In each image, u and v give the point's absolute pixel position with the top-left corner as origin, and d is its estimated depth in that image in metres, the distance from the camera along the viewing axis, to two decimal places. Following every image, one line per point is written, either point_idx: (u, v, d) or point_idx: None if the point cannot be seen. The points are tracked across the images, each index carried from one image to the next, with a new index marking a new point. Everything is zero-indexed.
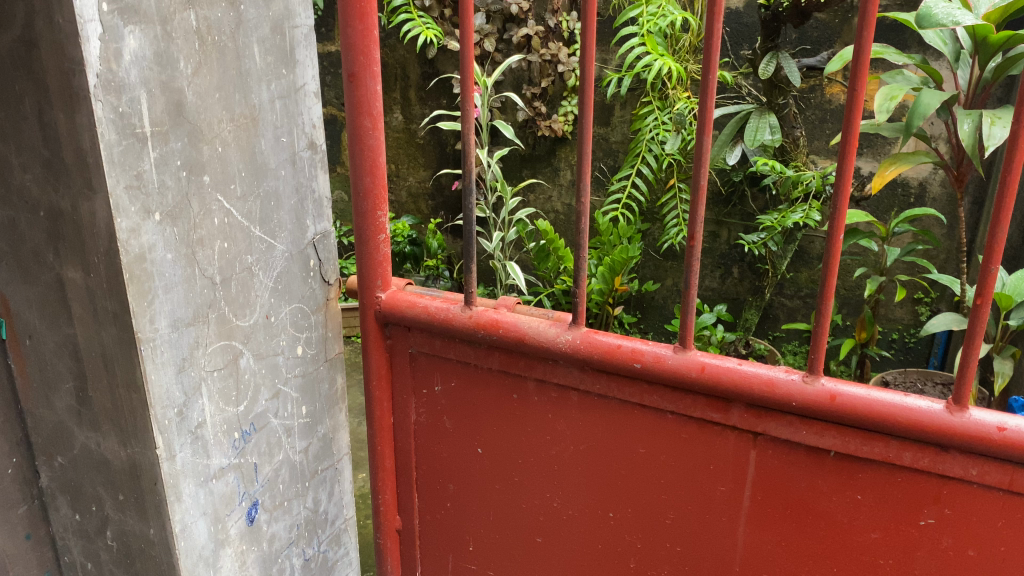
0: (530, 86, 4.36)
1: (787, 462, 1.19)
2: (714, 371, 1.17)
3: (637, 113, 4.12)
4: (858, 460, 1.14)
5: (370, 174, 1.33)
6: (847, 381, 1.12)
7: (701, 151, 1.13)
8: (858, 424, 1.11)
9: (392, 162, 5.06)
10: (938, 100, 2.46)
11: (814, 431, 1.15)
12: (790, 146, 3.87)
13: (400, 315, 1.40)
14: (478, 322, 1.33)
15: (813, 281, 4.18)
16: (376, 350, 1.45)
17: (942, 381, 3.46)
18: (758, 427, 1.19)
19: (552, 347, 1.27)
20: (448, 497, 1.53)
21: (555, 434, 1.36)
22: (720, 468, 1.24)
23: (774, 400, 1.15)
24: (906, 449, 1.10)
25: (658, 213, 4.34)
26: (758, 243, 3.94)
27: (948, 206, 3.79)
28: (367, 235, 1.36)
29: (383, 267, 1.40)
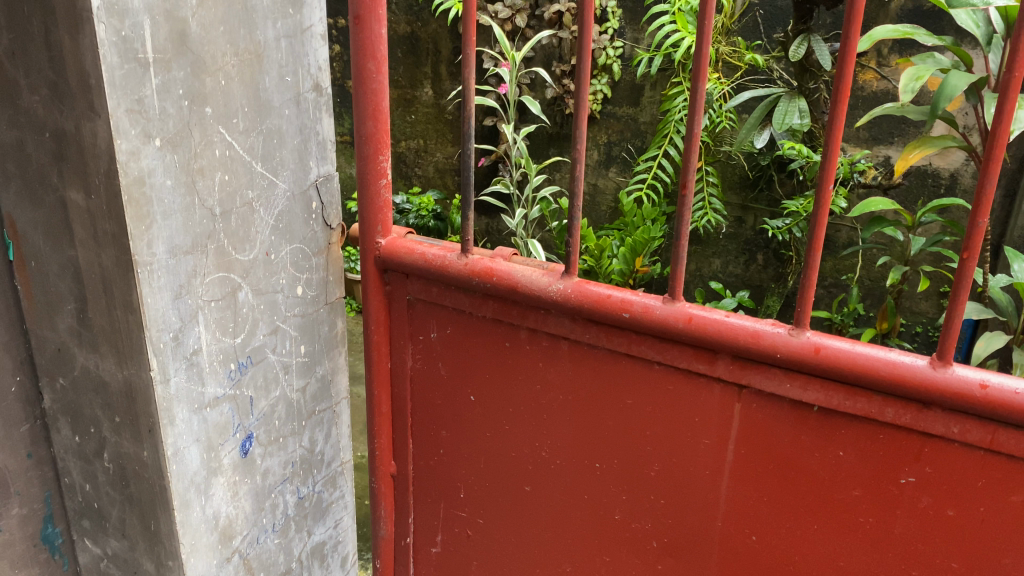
0: (560, 63, 4.37)
1: (770, 416, 1.20)
2: (701, 323, 1.17)
3: (666, 94, 4.09)
4: (841, 415, 1.14)
5: (373, 120, 1.36)
6: (833, 336, 1.12)
7: (695, 98, 1.13)
8: (841, 379, 1.11)
9: (421, 137, 5.09)
10: (966, 82, 2.40)
11: (798, 385, 1.16)
12: (819, 130, 3.79)
13: (398, 261, 1.42)
14: (473, 269, 1.34)
15: (838, 271, 4.10)
16: (375, 295, 1.48)
17: None
18: (743, 380, 1.19)
19: (544, 295, 1.28)
20: (442, 444, 1.55)
21: (545, 383, 1.38)
22: (704, 421, 1.25)
23: (759, 353, 1.15)
24: (888, 405, 1.10)
25: None
26: (782, 229, 3.96)
27: None
28: (369, 181, 1.39)
29: (383, 213, 1.42)
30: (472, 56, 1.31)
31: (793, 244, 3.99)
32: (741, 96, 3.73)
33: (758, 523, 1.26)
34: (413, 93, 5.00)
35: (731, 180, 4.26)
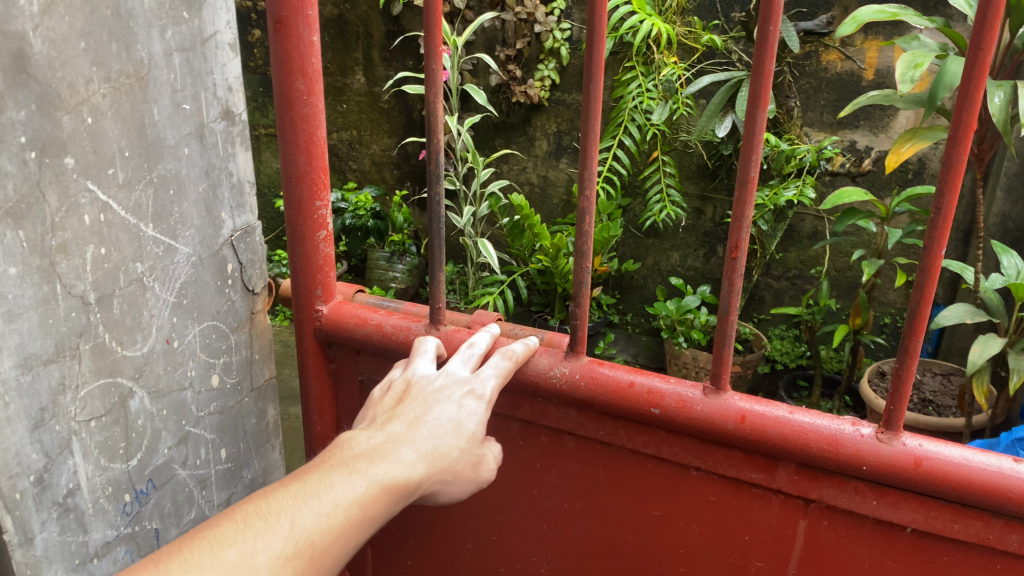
0: (504, 47, 4.09)
1: (845, 534, 1.01)
2: (758, 424, 0.96)
3: (619, 80, 3.82)
4: (945, 539, 0.94)
5: (305, 156, 1.15)
6: (935, 442, 0.91)
7: (751, 137, 0.89)
8: (945, 496, 0.90)
9: (354, 128, 4.72)
10: (968, 68, 2.16)
11: (887, 502, 0.95)
12: (783, 118, 3.67)
13: (345, 333, 1.23)
14: (449, 347, 1.15)
15: (802, 262, 3.95)
16: (318, 375, 1.31)
17: (943, 373, 3.29)
18: (811, 493, 1.00)
19: (548, 383, 1.09)
20: (410, 552, 1.44)
21: (546, 488, 1.23)
22: (761, 536, 1.08)
23: (838, 463, 0.93)
24: (1010, 531, 0.90)
25: (640, 187, 4.08)
26: (747, 222, 3.67)
27: None
28: (305, 235, 1.18)
29: (323, 273, 1.23)
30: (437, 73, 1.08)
31: (757, 237, 3.77)
32: (701, 81, 3.46)
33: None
34: (344, 80, 4.61)
35: (688, 169, 4.00)
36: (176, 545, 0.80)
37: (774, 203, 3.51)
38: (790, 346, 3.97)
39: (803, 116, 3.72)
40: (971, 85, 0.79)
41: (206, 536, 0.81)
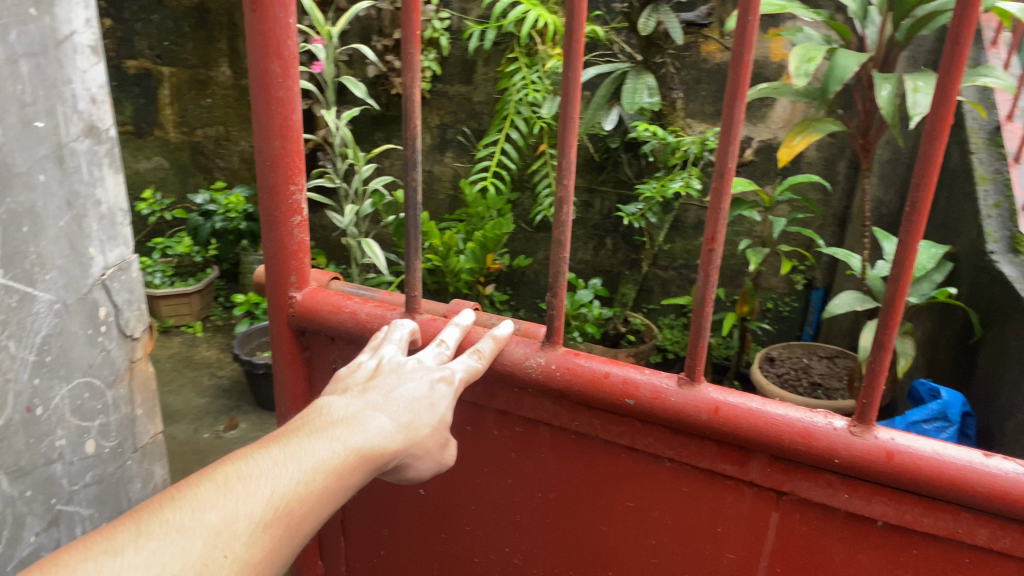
0: (381, 37, 3.91)
1: (817, 528, 1.02)
2: (731, 415, 0.97)
3: (502, 71, 3.76)
4: (915, 533, 0.96)
5: (279, 140, 1.16)
6: (907, 437, 0.92)
7: (730, 125, 0.89)
8: (918, 490, 0.91)
9: (221, 124, 4.44)
10: (856, 61, 2.19)
11: (860, 496, 0.97)
12: (667, 109, 3.60)
13: (319, 320, 1.24)
14: (426, 334, 1.18)
15: (688, 251, 4.03)
16: (290, 363, 1.32)
17: (827, 356, 3.39)
18: (784, 486, 1.01)
19: (524, 373, 1.09)
20: (382, 546, 1.46)
21: (519, 477, 1.25)
22: (731, 529, 1.09)
23: (812, 456, 0.94)
24: (980, 526, 0.91)
25: (528, 180, 4.02)
26: (636, 215, 3.67)
27: (824, 170, 3.67)
28: (279, 220, 1.20)
29: (297, 260, 1.24)
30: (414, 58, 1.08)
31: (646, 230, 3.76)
32: (586, 73, 3.41)
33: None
34: (208, 72, 4.34)
35: (576, 163, 3.99)
36: (154, 504, 0.75)
37: (662, 195, 3.50)
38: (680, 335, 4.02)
39: (686, 107, 3.77)
40: (948, 81, 0.79)
41: (185, 495, 0.76)
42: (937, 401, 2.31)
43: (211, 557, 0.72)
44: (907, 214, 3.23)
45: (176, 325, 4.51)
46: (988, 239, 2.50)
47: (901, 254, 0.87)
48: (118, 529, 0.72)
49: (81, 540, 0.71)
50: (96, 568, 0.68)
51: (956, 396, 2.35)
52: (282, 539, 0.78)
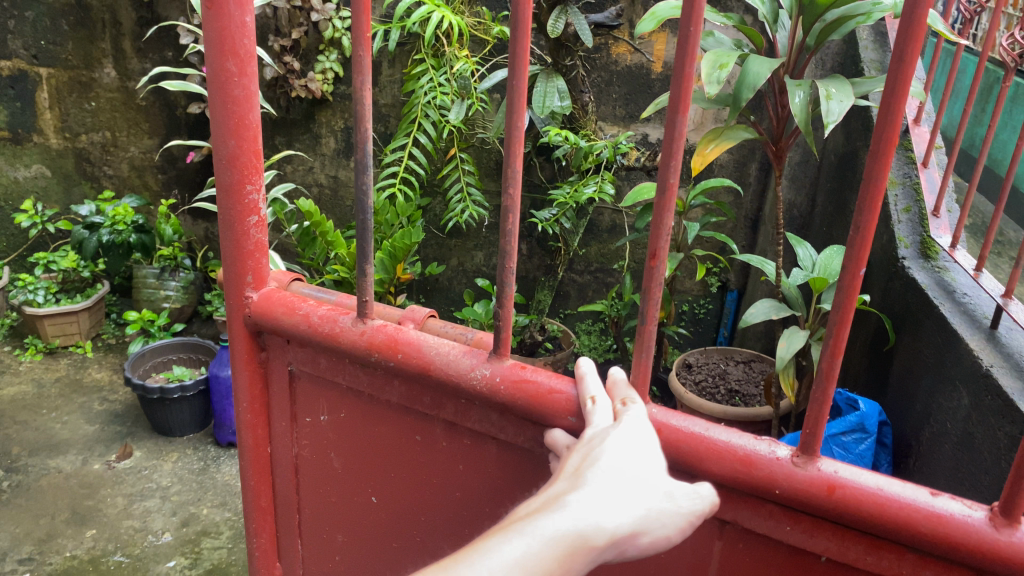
0: (278, 37, 3.67)
1: (759, 557, 1.02)
2: (672, 438, 0.96)
3: (409, 73, 3.61)
4: (857, 569, 0.95)
5: (234, 140, 1.21)
6: (849, 469, 0.90)
7: (673, 132, 0.89)
8: (859, 525, 0.90)
9: (106, 128, 4.16)
10: (768, 67, 2.13)
11: (801, 528, 0.97)
12: (579, 113, 3.52)
13: (273, 320, 1.28)
14: (371, 341, 1.18)
15: (603, 255, 3.97)
16: (246, 364, 1.37)
17: (743, 360, 3.36)
18: (727, 513, 1.01)
19: (464, 382, 1.09)
20: (338, 550, 1.49)
21: (463, 488, 1.25)
22: (683, 555, 1.09)
23: (754, 484, 0.93)
24: (926, 567, 0.91)
25: (439, 185, 3.90)
26: (550, 221, 3.50)
27: (736, 172, 3.65)
28: (234, 219, 1.26)
29: (253, 260, 1.29)
30: (363, 58, 1.08)
31: (561, 235, 3.65)
32: (495, 75, 3.28)
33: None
34: (90, 74, 4.05)
35: (487, 167, 3.89)
36: None
37: (576, 201, 3.42)
38: (597, 341, 3.95)
39: (597, 110, 3.72)
40: (894, 97, 0.79)
41: None
42: (856, 413, 2.29)
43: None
44: (817, 216, 3.22)
45: (63, 345, 4.20)
46: (899, 244, 2.50)
47: (846, 278, 0.87)
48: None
49: None
50: None
51: (873, 406, 2.33)
52: None
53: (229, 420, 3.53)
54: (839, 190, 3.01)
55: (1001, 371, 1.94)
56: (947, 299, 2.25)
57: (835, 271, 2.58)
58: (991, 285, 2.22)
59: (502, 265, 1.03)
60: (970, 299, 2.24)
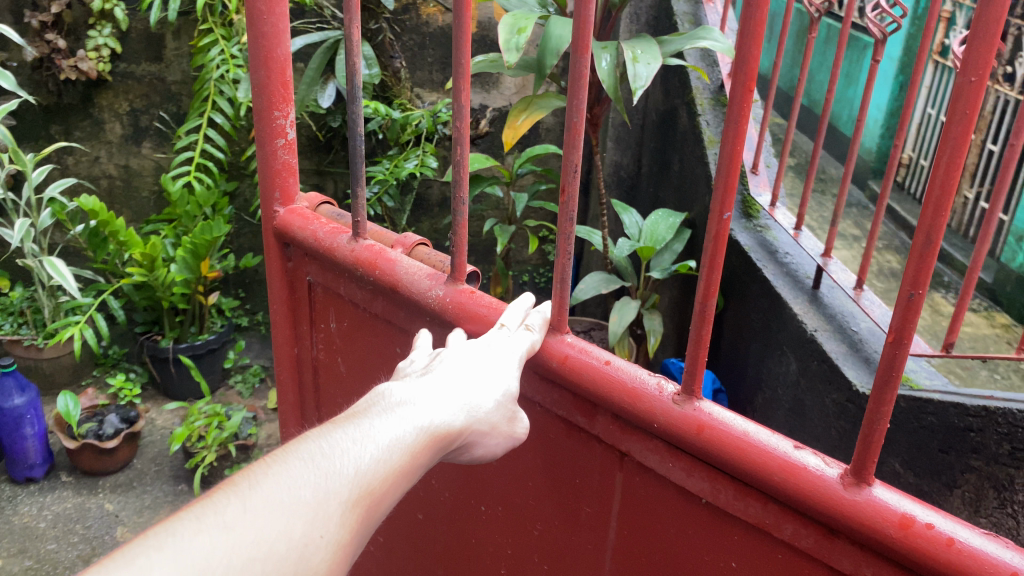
0: (35, 12, 3.20)
1: (651, 493, 1.00)
2: (577, 364, 0.99)
3: (195, 45, 3.23)
4: (730, 516, 0.91)
5: (264, 70, 1.32)
6: (726, 414, 0.88)
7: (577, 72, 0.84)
8: (726, 469, 0.87)
9: None
10: (570, 29, 1.97)
11: (682, 467, 0.94)
12: (390, 80, 3.27)
13: (290, 234, 1.39)
14: (358, 257, 1.27)
15: (436, 231, 3.74)
16: (279, 273, 1.49)
17: (583, 329, 3.25)
18: (623, 445, 1.01)
19: (422, 300, 1.17)
20: None
21: None
22: (587, 483, 1.09)
23: (637, 415, 0.94)
24: (786, 520, 0.85)
25: (246, 168, 3.53)
26: (371, 201, 3.23)
27: (562, 135, 3.50)
28: (263, 139, 1.37)
29: (281, 178, 1.40)
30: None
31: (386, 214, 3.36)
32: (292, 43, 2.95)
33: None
34: None
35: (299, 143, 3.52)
36: (228, 480, 0.72)
37: (396, 177, 3.18)
38: None
39: (412, 77, 3.42)
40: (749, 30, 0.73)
41: (246, 475, 0.72)
42: None
43: (309, 540, 0.69)
44: (644, 176, 3.14)
45: None
46: None
47: (715, 225, 0.82)
48: (211, 496, 0.69)
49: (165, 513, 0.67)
50: (177, 524, 0.65)
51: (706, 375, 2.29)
52: (364, 519, 0.74)
53: (22, 452, 3.10)
54: (663, 150, 2.93)
55: (824, 335, 1.88)
56: (770, 261, 2.19)
57: (662, 237, 2.45)
58: (811, 245, 2.17)
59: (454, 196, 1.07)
60: (792, 259, 2.20)
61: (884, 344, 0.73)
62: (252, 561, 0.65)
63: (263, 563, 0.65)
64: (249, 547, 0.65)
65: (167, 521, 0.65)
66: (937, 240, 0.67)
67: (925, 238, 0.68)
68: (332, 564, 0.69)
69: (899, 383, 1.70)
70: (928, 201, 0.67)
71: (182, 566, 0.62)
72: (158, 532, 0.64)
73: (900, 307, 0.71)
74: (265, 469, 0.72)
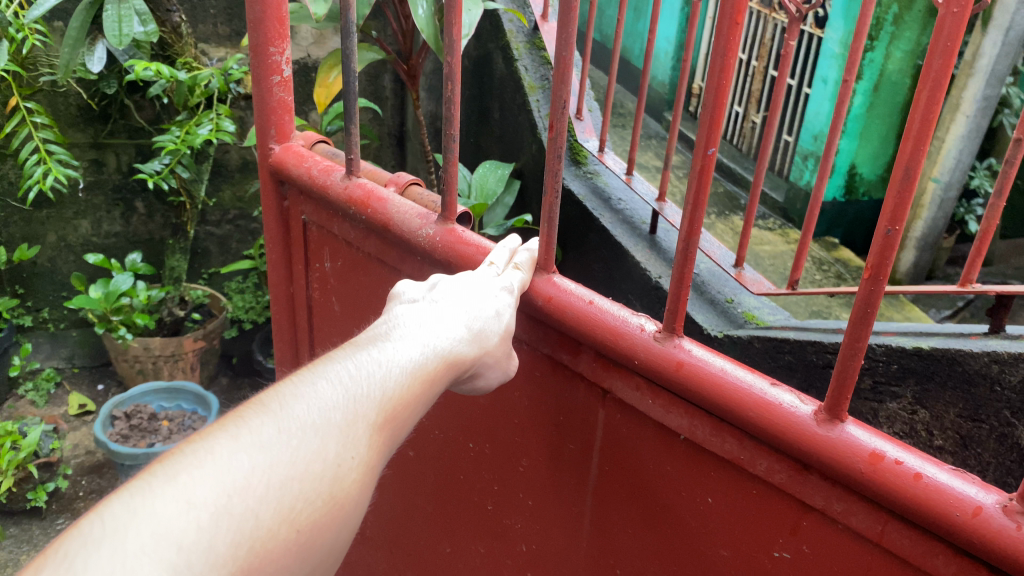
0: None
1: (632, 431, 1.06)
2: (561, 302, 1.07)
3: None
4: (708, 453, 0.97)
5: (259, 5, 1.37)
6: (705, 351, 0.94)
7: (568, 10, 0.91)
8: (702, 404, 0.93)
9: None
10: None
11: (660, 404, 1.00)
12: (171, 38, 2.84)
13: (286, 170, 1.48)
14: (351, 195, 1.34)
15: (240, 199, 3.41)
16: (276, 208, 1.58)
17: None
18: (605, 382, 1.07)
19: (412, 238, 1.23)
20: None
21: None
22: (571, 420, 1.16)
23: (619, 352, 1.00)
24: (761, 457, 0.91)
25: (7, 147, 3.04)
26: (162, 172, 2.91)
27: (370, 85, 3.27)
28: (261, 77, 1.44)
29: (278, 116, 1.48)
30: None
31: (182, 187, 3.05)
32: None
33: (621, 550, 1.14)
34: None
35: (67, 116, 3.07)
36: (268, 397, 0.82)
37: (190, 145, 2.85)
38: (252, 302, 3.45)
39: (194, 32, 3.06)
40: None
41: (283, 392, 0.82)
42: None
43: (340, 462, 0.78)
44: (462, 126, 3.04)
45: None
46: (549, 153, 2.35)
47: (698, 160, 0.88)
48: (244, 418, 0.78)
49: (219, 424, 0.78)
50: (229, 437, 0.76)
51: None
52: (385, 439, 0.84)
53: None
54: (479, 97, 2.81)
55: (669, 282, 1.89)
56: (606, 210, 2.15)
57: (492, 191, 2.35)
58: (645, 190, 2.12)
59: (445, 132, 1.13)
60: (626, 206, 2.18)
61: (860, 280, 0.77)
62: (288, 481, 0.74)
63: (299, 481, 0.75)
64: (285, 467, 0.75)
65: (206, 438, 0.75)
66: (917, 169, 0.72)
67: (905, 173, 0.73)
68: (359, 482, 0.79)
69: (747, 322, 1.72)
70: (909, 132, 0.72)
71: (225, 485, 0.71)
72: (200, 450, 0.73)
73: (876, 243, 0.76)
74: (298, 388, 0.83)
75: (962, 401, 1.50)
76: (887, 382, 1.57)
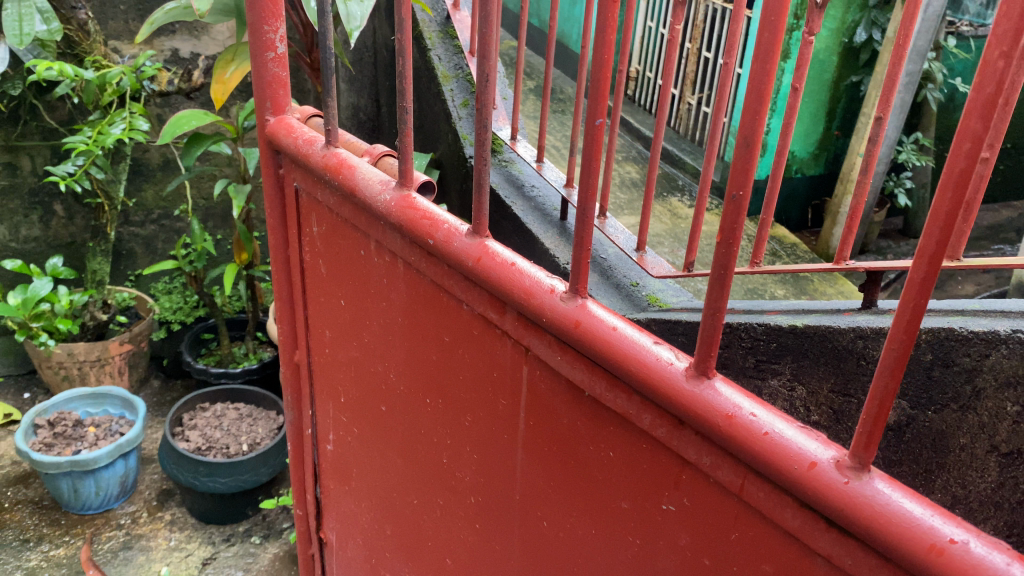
0: None
1: (549, 387, 0.99)
2: (487, 265, 1.00)
3: None
4: (606, 409, 0.91)
5: None
6: (604, 310, 0.89)
7: None
8: (598, 363, 0.88)
9: None
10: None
11: (567, 359, 0.94)
12: (77, 35, 2.78)
13: (278, 143, 1.34)
14: (327, 163, 1.23)
15: (164, 199, 3.36)
16: (271, 177, 1.42)
17: None
18: (526, 339, 1.00)
19: (376, 206, 1.15)
20: (327, 343, 1.49)
21: (383, 296, 1.26)
22: (502, 377, 1.07)
23: (530, 310, 0.95)
24: (646, 410, 0.86)
25: None
26: (75, 175, 2.81)
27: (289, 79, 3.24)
28: (254, 51, 1.28)
29: (272, 90, 1.33)
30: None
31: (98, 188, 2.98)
32: None
33: (550, 507, 1.06)
34: None
35: None
36: None
37: (101, 145, 2.77)
38: (180, 300, 3.40)
39: (103, 29, 2.99)
40: None
41: None
42: None
43: None
44: (385, 118, 3.00)
45: None
46: (463, 143, 2.36)
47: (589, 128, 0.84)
48: None
49: None
50: None
51: None
52: None
53: None
54: None
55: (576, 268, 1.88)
56: (518, 197, 2.16)
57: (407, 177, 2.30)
58: (554, 176, 2.10)
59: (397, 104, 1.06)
60: (538, 192, 2.19)
61: (716, 247, 0.72)
62: None
63: None
64: None
65: None
66: (755, 136, 0.68)
67: (746, 139, 0.68)
68: None
69: (649, 305, 1.74)
70: (745, 99, 0.68)
71: None
72: None
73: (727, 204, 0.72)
74: None
75: (834, 376, 1.55)
76: (768, 360, 1.61)
